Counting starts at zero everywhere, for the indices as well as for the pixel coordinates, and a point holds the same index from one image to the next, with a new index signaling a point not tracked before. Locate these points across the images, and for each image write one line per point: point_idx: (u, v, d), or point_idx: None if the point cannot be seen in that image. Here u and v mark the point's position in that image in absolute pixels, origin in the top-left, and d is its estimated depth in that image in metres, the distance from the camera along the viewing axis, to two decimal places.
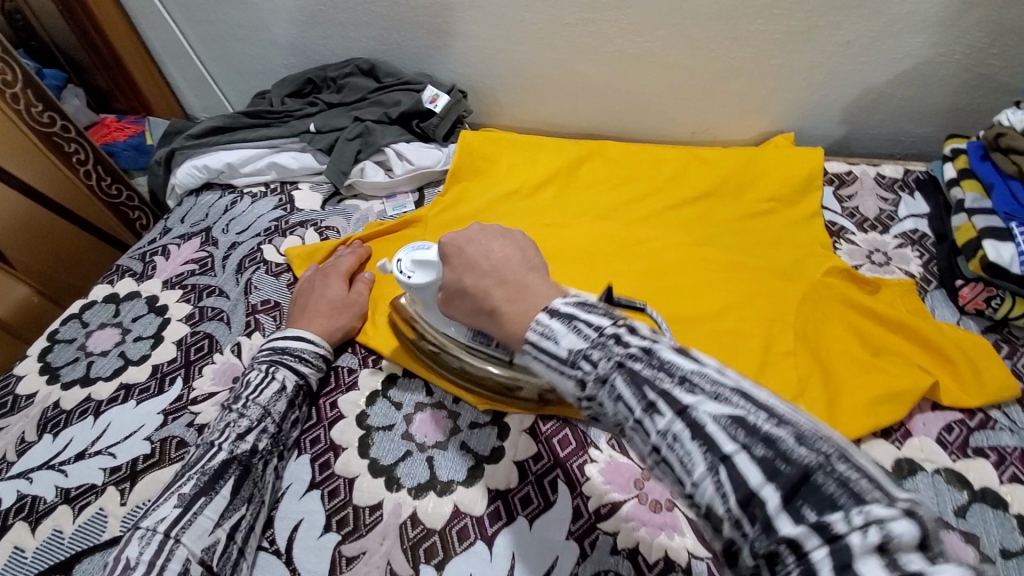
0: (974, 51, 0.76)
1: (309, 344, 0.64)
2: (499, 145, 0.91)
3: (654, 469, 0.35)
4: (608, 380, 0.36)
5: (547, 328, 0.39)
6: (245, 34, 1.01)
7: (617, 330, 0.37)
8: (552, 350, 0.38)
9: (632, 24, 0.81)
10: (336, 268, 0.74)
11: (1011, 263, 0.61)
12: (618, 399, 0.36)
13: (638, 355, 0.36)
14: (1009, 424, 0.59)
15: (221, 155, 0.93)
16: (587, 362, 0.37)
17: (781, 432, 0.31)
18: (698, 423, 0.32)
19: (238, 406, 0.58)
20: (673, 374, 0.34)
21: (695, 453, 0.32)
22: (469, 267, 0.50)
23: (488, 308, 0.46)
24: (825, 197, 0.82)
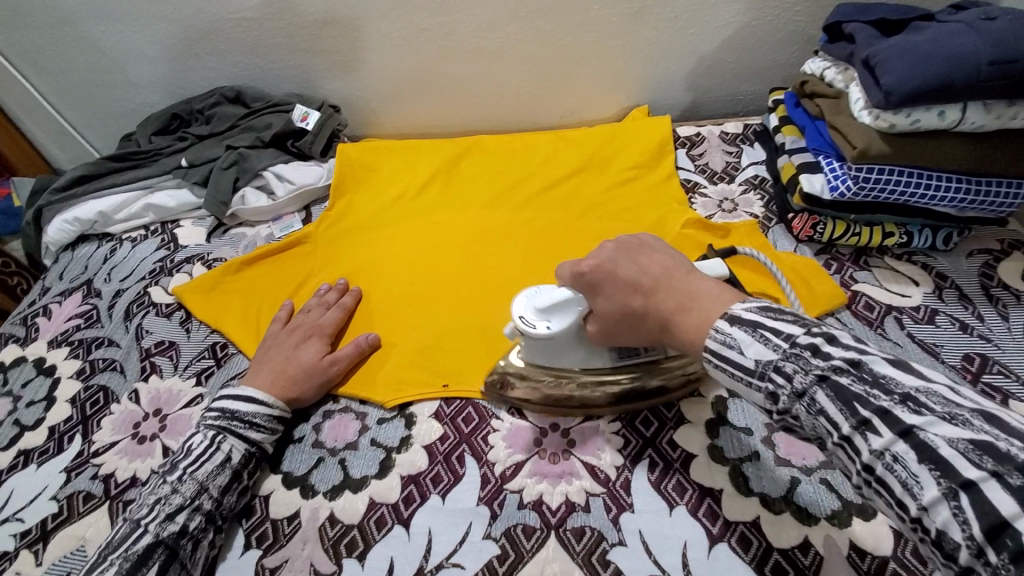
0: (779, 13, 0.86)
1: (261, 408, 0.61)
2: (378, 153, 0.94)
3: (865, 487, 0.36)
4: (806, 393, 0.38)
5: (730, 337, 0.42)
6: (100, 77, 0.98)
7: (812, 340, 0.39)
8: (739, 360, 0.41)
9: (484, 23, 0.87)
10: (310, 325, 0.71)
11: (822, 191, 0.71)
12: (818, 413, 0.37)
13: (843, 368, 0.37)
14: (842, 326, 0.69)
15: (92, 204, 0.90)
16: (780, 374, 0.39)
17: None
18: (928, 445, 0.33)
19: (172, 477, 0.55)
20: (893, 393, 0.35)
21: (925, 476, 0.32)
22: (624, 285, 0.50)
23: (661, 321, 0.47)
24: (680, 158, 0.91)
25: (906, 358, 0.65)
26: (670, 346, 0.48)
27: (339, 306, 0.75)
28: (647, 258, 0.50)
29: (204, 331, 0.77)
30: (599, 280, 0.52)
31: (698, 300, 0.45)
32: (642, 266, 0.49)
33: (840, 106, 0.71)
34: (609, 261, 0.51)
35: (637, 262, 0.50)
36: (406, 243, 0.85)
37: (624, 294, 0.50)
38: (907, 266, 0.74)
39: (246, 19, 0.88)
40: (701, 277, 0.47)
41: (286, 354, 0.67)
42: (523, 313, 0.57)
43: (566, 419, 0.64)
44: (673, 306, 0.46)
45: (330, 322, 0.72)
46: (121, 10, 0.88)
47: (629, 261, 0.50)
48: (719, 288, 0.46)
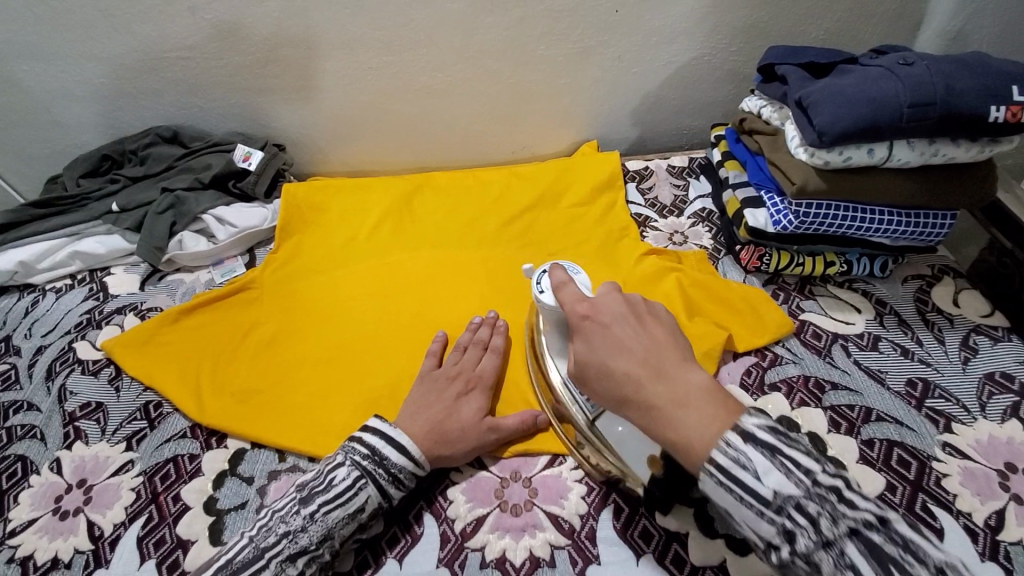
0: (717, 52, 0.90)
1: (409, 464, 0.57)
2: (326, 192, 0.91)
3: None
4: (835, 542, 0.38)
5: (746, 459, 0.41)
6: (22, 117, 0.91)
7: (833, 483, 0.40)
8: (755, 487, 0.40)
9: (431, 62, 0.86)
10: (471, 375, 0.65)
11: (766, 225, 0.74)
12: (848, 567, 0.38)
13: (872, 523, 0.39)
14: (791, 356, 0.72)
15: (11, 254, 0.83)
16: (803, 513, 0.39)
17: None
18: None
19: (307, 511, 0.53)
20: (921, 558, 0.38)
21: None
22: (614, 350, 0.48)
23: (647, 404, 0.45)
24: (630, 193, 0.93)
25: (854, 387, 0.68)
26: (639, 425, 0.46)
27: (494, 350, 0.69)
28: (648, 330, 0.49)
29: (136, 390, 0.71)
30: (589, 327, 0.51)
31: (692, 396, 0.44)
32: (645, 343, 0.48)
33: (778, 143, 0.74)
34: (607, 316, 0.50)
35: (637, 330, 0.49)
36: (357, 285, 0.82)
37: (617, 361, 0.47)
38: (849, 293, 0.78)
39: (182, 58, 0.85)
40: (699, 372, 0.46)
41: (447, 403, 0.62)
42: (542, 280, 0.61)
43: (527, 466, 0.62)
44: (672, 396, 0.44)
45: (490, 374, 0.66)
46: (45, 48, 0.83)
47: (629, 322, 0.49)
48: (721, 399, 0.44)
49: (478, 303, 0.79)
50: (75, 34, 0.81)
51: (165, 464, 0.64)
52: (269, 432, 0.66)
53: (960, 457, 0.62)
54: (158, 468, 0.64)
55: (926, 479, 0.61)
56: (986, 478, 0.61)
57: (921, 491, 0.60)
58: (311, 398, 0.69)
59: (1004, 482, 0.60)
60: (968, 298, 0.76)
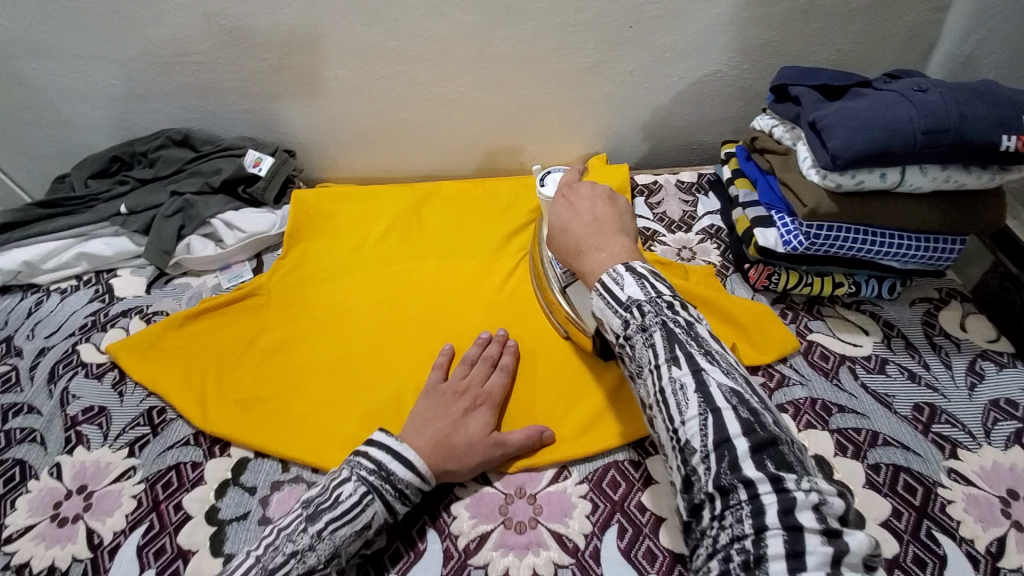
0: (728, 70, 0.90)
1: (416, 480, 0.56)
2: (335, 199, 0.91)
3: (654, 406, 0.46)
4: (648, 330, 0.46)
5: (623, 278, 0.50)
6: (32, 117, 0.91)
7: (673, 300, 0.48)
8: (618, 293, 0.49)
9: (443, 72, 0.87)
10: (481, 392, 0.65)
11: (777, 245, 0.74)
12: (650, 346, 0.46)
13: (681, 323, 0.46)
14: (799, 377, 0.71)
15: (16, 254, 0.83)
16: (638, 312, 0.47)
17: (768, 417, 0.42)
18: (707, 389, 0.43)
19: (313, 529, 0.52)
20: (701, 346, 0.45)
21: (693, 402, 0.43)
22: (571, 215, 0.60)
23: (577, 248, 0.57)
24: (639, 207, 0.93)
25: (861, 410, 0.68)
26: (568, 266, 0.58)
27: (503, 368, 0.68)
28: (601, 207, 0.60)
29: (139, 395, 0.71)
30: (559, 199, 0.63)
31: (609, 246, 0.55)
32: (596, 215, 0.59)
33: (789, 163, 0.74)
34: (578, 198, 0.62)
35: (595, 205, 0.60)
36: (363, 294, 0.82)
37: (568, 220, 0.59)
38: (856, 314, 0.78)
39: (195, 62, 0.85)
40: (626, 238, 0.56)
41: (455, 418, 0.61)
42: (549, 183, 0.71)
43: (532, 483, 0.62)
44: (595, 245, 0.56)
45: (499, 392, 0.66)
46: (57, 49, 0.83)
47: (587, 202, 0.61)
48: (631, 253, 0.54)
49: (487, 315, 0.79)
50: (87, 36, 0.81)
51: (167, 471, 0.64)
52: (274, 442, 0.65)
53: (965, 483, 0.62)
54: (159, 476, 0.63)
55: (931, 505, 0.60)
56: (990, 505, 0.60)
57: (926, 518, 0.59)
58: (315, 407, 0.69)
59: (1008, 510, 0.60)
60: (975, 322, 0.76)
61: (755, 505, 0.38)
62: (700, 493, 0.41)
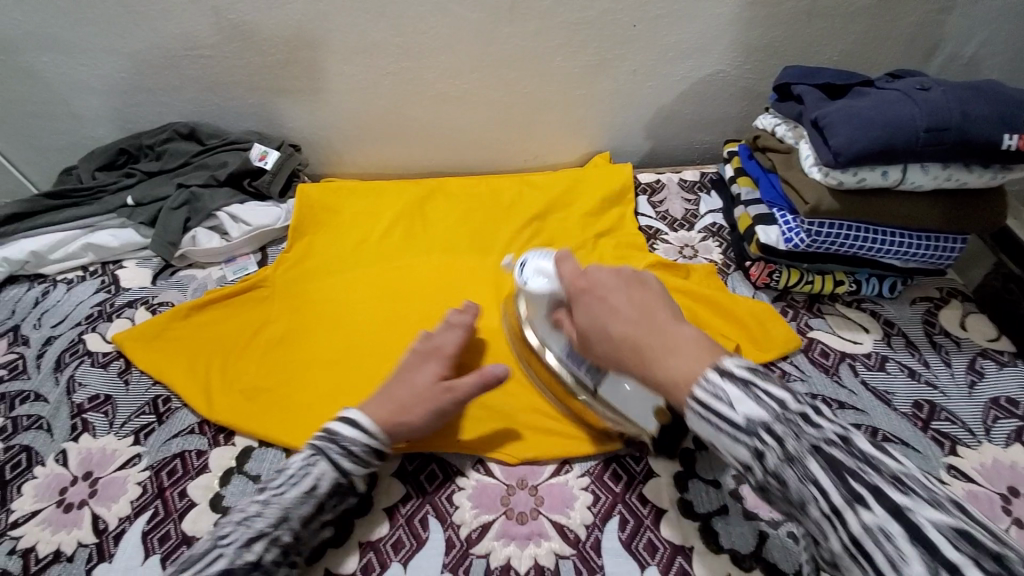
0: (732, 69, 0.91)
1: (363, 437, 0.56)
2: (340, 194, 0.91)
3: (845, 559, 0.37)
4: (799, 459, 0.39)
5: (720, 390, 0.43)
6: (39, 109, 0.92)
7: (802, 408, 0.41)
8: (727, 414, 0.42)
9: (449, 69, 0.87)
10: (430, 347, 0.64)
11: (778, 242, 0.74)
12: (809, 481, 0.39)
13: (835, 442, 0.39)
14: (799, 373, 0.72)
15: (23, 244, 0.84)
16: (771, 434, 0.40)
17: (1008, 552, 0.33)
18: (918, 528, 0.35)
19: (261, 497, 0.53)
20: (881, 472, 0.38)
21: (911, 555, 0.34)
22: (610, 312, 0.53)
23: (641, 357, 0.49)
24: (641, 205, 0.93)
25: (861, 406, 0.68)
26: (638, 378, 0.50)
27: (458, 325, 0.66)
28: (641, 292, 0.54)
29: (144, 384, 0.71)
30: (588, 292, 0.56)
31: (678, 344, 0.47)
32: (641, 304, 0.52)
33: (791, 161, 0.75)
34: (605, 284, 0.56)
35: (631, 292, 0.54)
36: (368, 288, 0.82)
37: (611, 319, 0.53)
38: (857, 313, 0.78)
39: (203, 56, 0.85)
40: (690, 326, 0.49)
41: (403, 377, 0.61)
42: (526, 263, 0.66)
43: (534, 474, 0.63)
44: (661, 343, 0.48)
45: (452, 345, 0.64)
46: (66, 41, 0.83)
47: (624, 290, 0.54)
48: (706, 344, 0.47)
49: (484, 310, 0.79)
50: (96, 28, 0.82)
51: (172, 459, 0.64)
52: (274, 431, 0.66)
53: (964, 479, 0.62)
54: (164, 464, 0.64)
55: None
56: (988, 501, 0.61)
57: None
58: (319, 398, 0.70)
59: (1006, 506, 0.60)
60: (975, 322, 0.77)
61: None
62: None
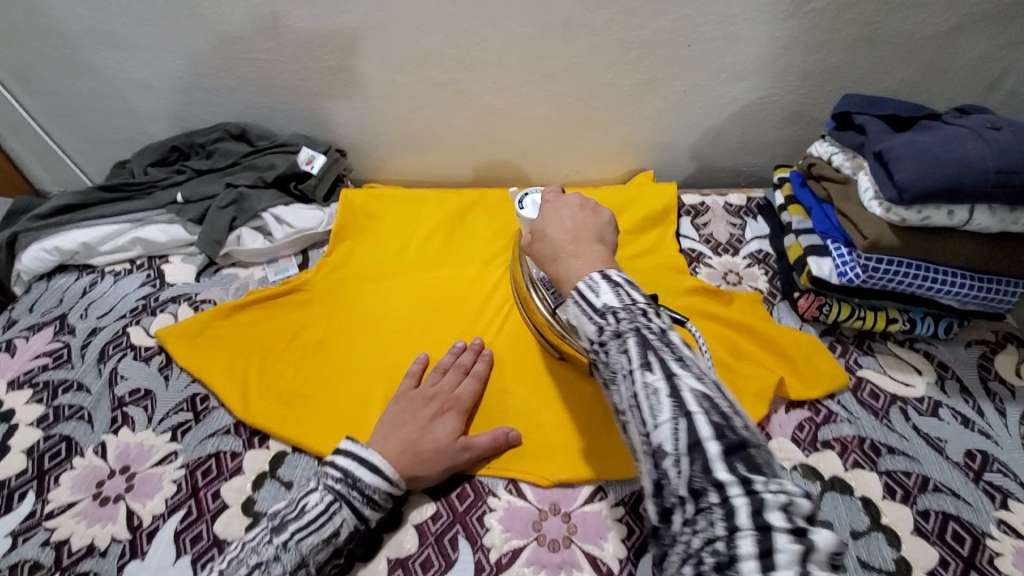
0: (786, 94, 0.89)
1: (384, 483, 0.56)
2: (383, 201, 0.92)
3: (626, 412, 0.42)
4: (621, 335, 0.44)
5: (598, 285, 0.47)
6: (98, 104, 0.95)
7: (648, 305, 0.45)
8: (591, 300, 0.46)
9: (497, 82, 0.87)
10: (447, 397, 0.65)
11: (830, 275, 0.72)
12: (623, 351, 0.43)
13: (656, 328, 0.44)
14: (847, 415, 0.69)
15: (75, 234, 0.86)
16: (611, 316, 0.44)
17: (738, 420, 0.39)
18: (678, 389, 0.40)
19: (278, 540, 0.51)
20: (677, 352, 0.42)
21: (665, 405, 0.39)
22: (554, 221, 0.57)
23: (555, 255, 0.54)
24: (684, 227, 0.92)
25: (912, 453, 0.65)
26: (544, 272, 0.55)
27: (475, 375, 0.69)
28: (584, 216, 0.58)
29: (184, 380, 0.72)
30: (545, 205, 0.61)
31: (586, 252, 0.52)
32: (578, 221, 0.57)
33: (848, 193, 0.72)
34: (562, 203, 0.60)
35: (577, 212, 0.58)
36: (404, 296, 0.82)
37: (550, 224, 0.57)
38: (910, 353, 0.75)
39: (258, 59, 0.87)
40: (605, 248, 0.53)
41: (421, 423, 0.62)
42: (527, 195, 0.70)
43: (567, 500, 0.61)
44: (572, 248, 0.53)
45: (468, 398, 0.66)
46: (128, 39, 0.86)
47: (574, 209, 0.58)
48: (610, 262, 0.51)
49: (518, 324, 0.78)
50: (157, 28, 0.84)
51: (207, 459, 0.65)
52: (309, 437, 0.66)
53: (1018, 537, 0.59)
54: (199, 463, 0.64)
55: (982, 557, 0.57)
56: None
57: (975, 570, 0.56)
58: (353, 405, 0.69)
59: None
60: None
61: (727, 512, 0.35)
62: (675, 503, 0.38)
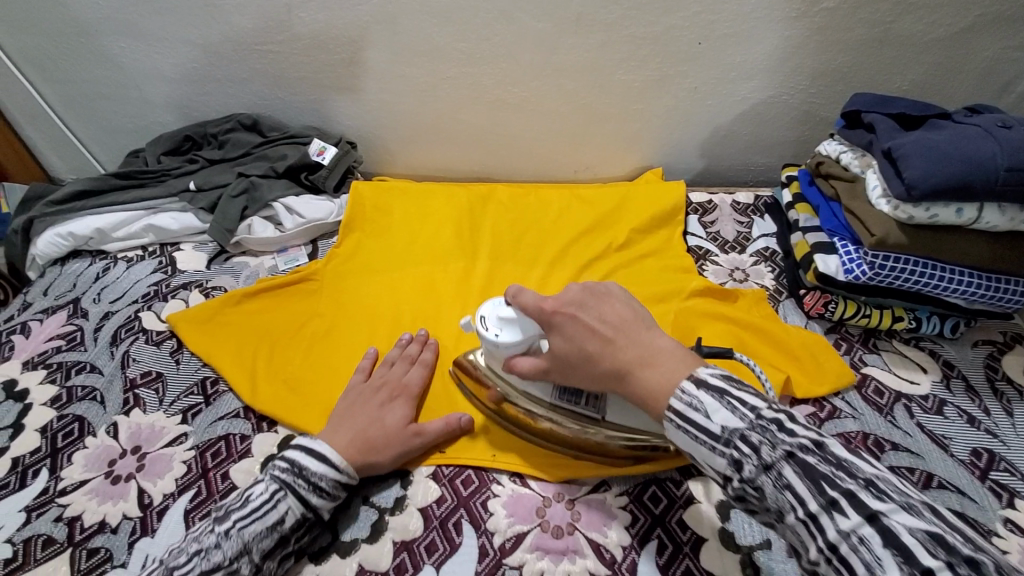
0: (795, 93, 0.89)
1: (332, 472, 0.56)
2: (393, 194, 0.93)
3: (826, 568, 0.38)
4: (774, 467, 0.40)
5: (697, 400, 0.45)
6: (114, 92, 0.96)
7: (777, 416, 0.42)
8: (705, 425, 0.44)
9: (509, 77, 0.88)
10: (396, 385, 0.66)
11: (837, 272, 0.72)
12: (785, 488, 0.40)
13: (809, 448, 0.40)
14: (851, 411, 0.69)
15: (89, 220, 0.87)
16: (746, 443, 0.42)
17: (981, 556, 0.34)
18: (891, 531, 0.36)
19: (221, 528, 0.52)
20: (856, 477, 0.39)
21: (888, 560, 0.35)
22: (586, 332, 0.52)
23: (620, 371, 0.50)
24: (691, 224, 0.92)
25: (915, 449, 0.65)
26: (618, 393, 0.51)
27: (422, 364, 0.70)
28: (613, 309, 0.53)
29: (194, 364, 0.73)
30: (557, 319, 0.54)
31: (657, 359, 0.48)
32: (615, 318, 0.52)
33: (855, 191, 0.72)
34: (575, 303, 0.54)
35: (604, 308, 0.53)
36: (411, 289, 0.83)
37: (588, 342, 0.52)
38: (915, 352, 0.75)
39: (273, 51, 0.88)
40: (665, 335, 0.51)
41: (371, 412, 0.62)
42: (485, 315, 0.60)
43: (571, 489, 0.62)
44: (640, 356, 0.49)
45: (417, 384, 0.68)
46: (144, 29, 0.87)
47: (592, 307, 0.53)
48: (682, 354, 0.49)
49: None
50: (174, 18, 0.85)
51: (217, 441, 0.66)
52: (314, 424, 0.67)
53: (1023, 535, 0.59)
54: (210, 444, 0.65)
55: None
56: None
57: None
58: None
59: None
60: None
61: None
62: None
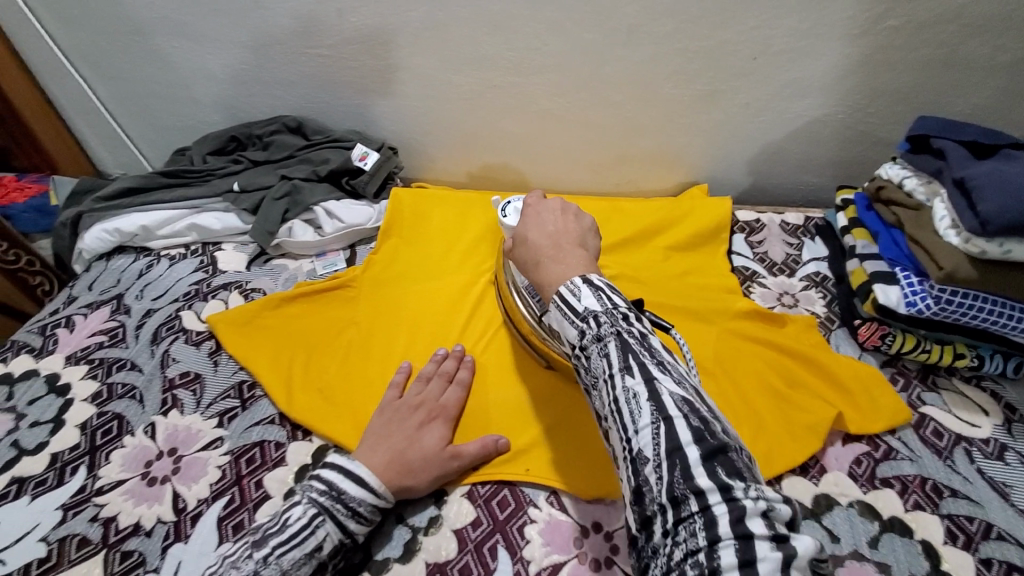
0: (854, 112, 0.85)
1: (370, 497, 0.56)
2: (433, 202, 0.92)
3: (608, 418, 0.42)
4: (603, 340, 0.43)
5: (579, 289, 0.46)
6: (163, 91, 0.98)
7: (629, 309, 0.45)
8: (573, 305, 0.45)
9: (554, 87, 0.86)
10: (435, 406, 0.65)
11: (898, 304, 0.68)
12: (604, 356, 0.43)
13: (635, 332, 0.43)
14: (908, 453, 0.65)
15: (135, 217, 0.88)
16: (593, 321, 0.44)
17: (716, 424, 0.39)
18: (658, 394, 0.40)
19: (258, 555, 0.51)
20: (655, 357, 0.42)
21: (644, 409, 0.40)
22: (535, 225, 0.56)
23: (536, 258, 0.53)
24: (737, 243, 0.89)
25: (976, 498, 0.61)
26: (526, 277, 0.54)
27: (459, 383, 0.68)
28: (566, 222, 0.56)
29: (231, 367, 0.73)
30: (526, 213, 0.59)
31: (570, 259, 0.50)
32: (560, 228, 0.55)
33: (921, 220, 0.68)
34: (545, 210, 0.58)
35: (563, 220, 0.56)
36: (448, 300, 0.81)
37: (532, 230, 0.55)
38: (976, 392, 0.71)
39: (320, 55, 0.88)
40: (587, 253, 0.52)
41: (410, 433, 0.61)
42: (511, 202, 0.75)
43: (609, 519, 0.59)
44: (557, 254, 0.51)
45: (454, 406, 0.66)
46: (196, 30, 0.88)
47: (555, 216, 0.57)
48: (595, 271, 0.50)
49: None
50: (225, 21, 0.85)
51: (251, 447, 0.65)
52: (349, 437, 0.66)
53: None
54: (244, 450, 0.65)
55: None
56: None
57: None
58: None
59: None
60: None
61: (708, 522, 0.35)
62: (653, 507, 0.38)
